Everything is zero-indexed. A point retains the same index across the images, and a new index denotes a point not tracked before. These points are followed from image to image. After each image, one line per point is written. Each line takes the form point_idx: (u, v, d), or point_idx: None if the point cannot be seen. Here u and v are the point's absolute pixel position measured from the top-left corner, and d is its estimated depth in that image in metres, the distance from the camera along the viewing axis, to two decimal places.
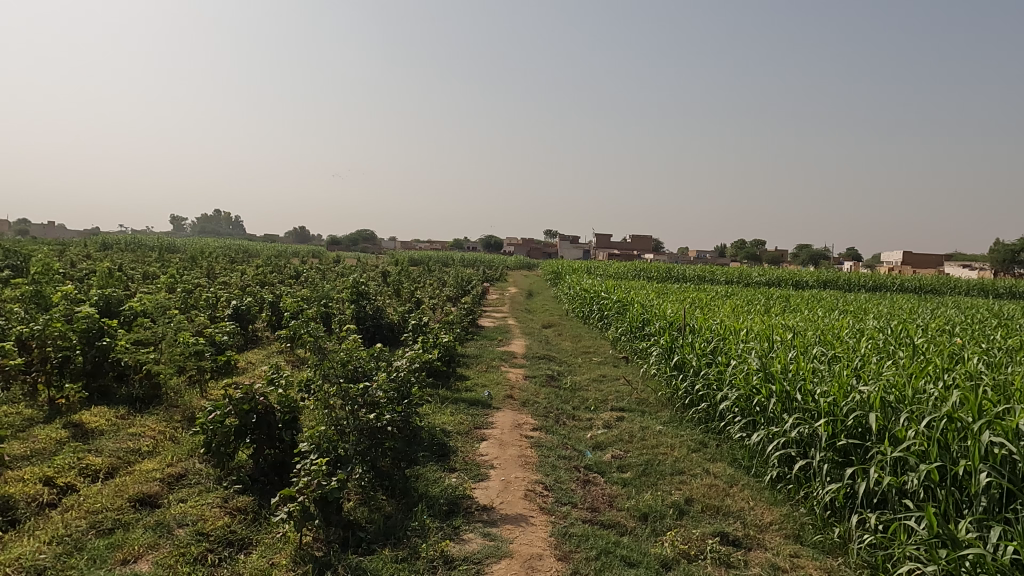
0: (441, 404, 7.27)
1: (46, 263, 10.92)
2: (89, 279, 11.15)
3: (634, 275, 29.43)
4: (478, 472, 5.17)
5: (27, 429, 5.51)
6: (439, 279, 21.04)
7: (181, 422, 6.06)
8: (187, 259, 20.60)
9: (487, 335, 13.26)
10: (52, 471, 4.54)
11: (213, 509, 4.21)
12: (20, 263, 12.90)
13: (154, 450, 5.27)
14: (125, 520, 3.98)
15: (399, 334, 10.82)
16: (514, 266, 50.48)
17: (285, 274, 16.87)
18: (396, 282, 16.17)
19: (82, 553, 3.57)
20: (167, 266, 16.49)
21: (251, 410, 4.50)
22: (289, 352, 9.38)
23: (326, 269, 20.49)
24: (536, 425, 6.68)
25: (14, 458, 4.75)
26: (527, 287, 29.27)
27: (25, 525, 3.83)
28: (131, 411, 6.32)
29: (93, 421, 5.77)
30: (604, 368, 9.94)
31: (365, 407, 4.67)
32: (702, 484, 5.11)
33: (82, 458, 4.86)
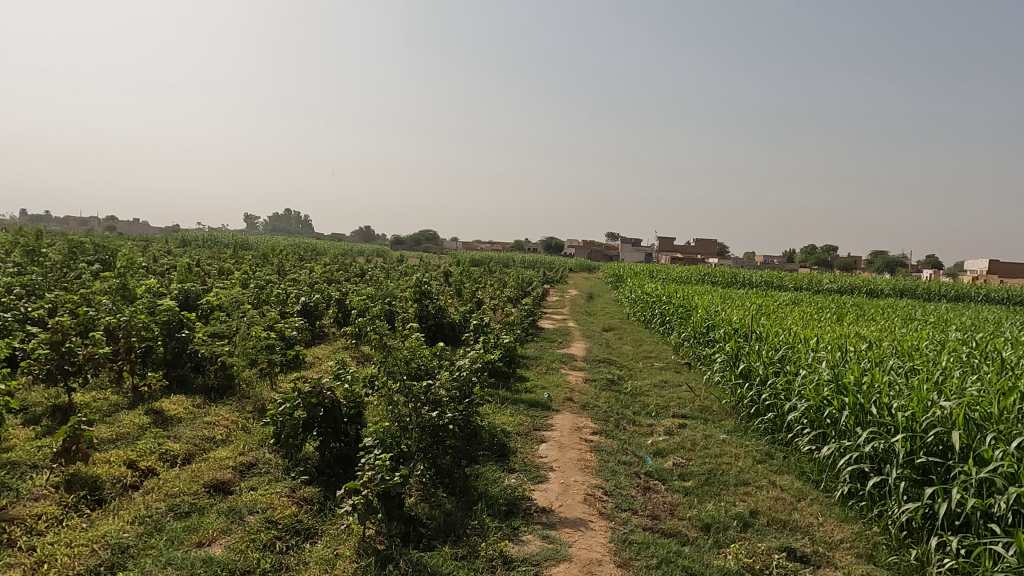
0: (501, 405, 7.31)
1: (132, 258, 11.55)
2: (169, 274, 11.73)
3: (697, 280, 28.82)
4: (538, 474, 5.16)
5: (113, 414, 5.86)
6: (499, 280, 21.17)
7: (252, 413, 6.29)
8: (260, 256, 21.45)
9: (547, 337, 13.26)
10: (135, 455, 4.81)
11: (282, 498, 4.36)
12: (109, 258, 13.70)
13: (227, 439, 5.49)
14: (201, 504, 4.17)
15: (460, 333, 10.95)
16: (575, 269, 50.46)
17: (350, 272, 17.32)
18: (458, 281, 16.34)
19: (161, 534, 3.76)
20: (242, 263, 17.19)
21: (318, 404, 4.63)
22: (354, 349, 9.62)
23: (391, 268, 20.91)
24: (596, 429, 6.63)
25: (102, 441, 5.05)
26: (587, 290, 29.15)
27: (110, 505, 4.07)
28: (206, 400, 6.61)
29: (172, 409, 6.07)
30: (666, 373, 9.77)
31: (428, 405, 4.73)
32: (768, 496, 4.95)
33: (162, 443, 5.12)
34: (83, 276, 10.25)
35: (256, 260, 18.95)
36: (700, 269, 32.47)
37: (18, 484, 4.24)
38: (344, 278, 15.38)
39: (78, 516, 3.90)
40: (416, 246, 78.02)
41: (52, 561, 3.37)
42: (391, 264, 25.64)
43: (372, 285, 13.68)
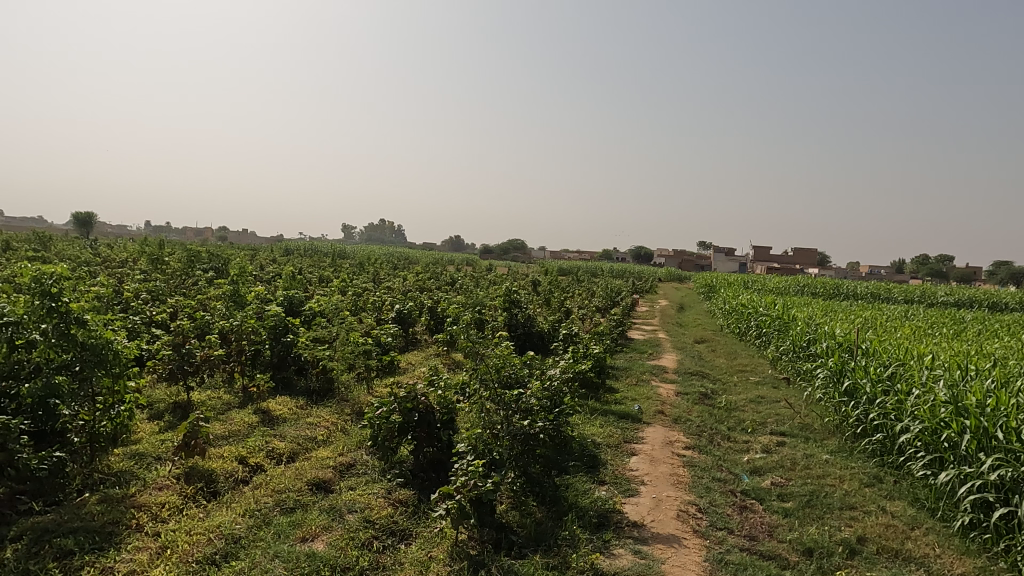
0: (591, 415, 7.26)
1: (242, 266, 12.32)
2: (275, 281, 12.45)
3: (796, 291, 27.54)
4: (629, 487, 5.08)
5: (226, 412, 6.28)
6: (588, 289, 21.05)
7: (351, 415, 6.55)
8: (357, 264, 22.40)
9: (637, 347, 13.05)
10: (246, 452, 5.13)
11: (379, 499, 4.51)
12: (222, 266, 14.70)
13: (328, 440, 5.74)
14: (304, 501, 4.38)
15: (549, 342, 10.97)
16: (665, 279, 49.46)
17: (441, 281, 17.75)
18: (547, 291, 16.40)
19: (269, 527, 3.98)
20: (341, 271, 18.00)
21: (413, 409, 4.80)
22: (445, 355, 9.83)
23: (481, 277, 21.27)
24: (688, 444, 6.45)
25: (217, 438, 5.43)
26: (678, 300, 28.53)
27: (224, 497, 4.36)
28: (309, 402, 6.94)
29: (278, 409, 6.42)
30: (762, 388, 9.38)
31: (519, 413, 4.74)
32: (877, 523, 4.65)
33: (270, 442, 5.43)
34: (200, 283, 11.05)
35: (353, 268, 19.80)
36: (799, 280, 31.03)
37: (144, 474, 4.63)
38: (436, 286, 15.77)
39: (196, 506, 4.20)
40: (504, 255, 79.07)
41: (173, 547, 3.65)
42: (482, 273, 26.07)
43: (462, 293, 13.96)
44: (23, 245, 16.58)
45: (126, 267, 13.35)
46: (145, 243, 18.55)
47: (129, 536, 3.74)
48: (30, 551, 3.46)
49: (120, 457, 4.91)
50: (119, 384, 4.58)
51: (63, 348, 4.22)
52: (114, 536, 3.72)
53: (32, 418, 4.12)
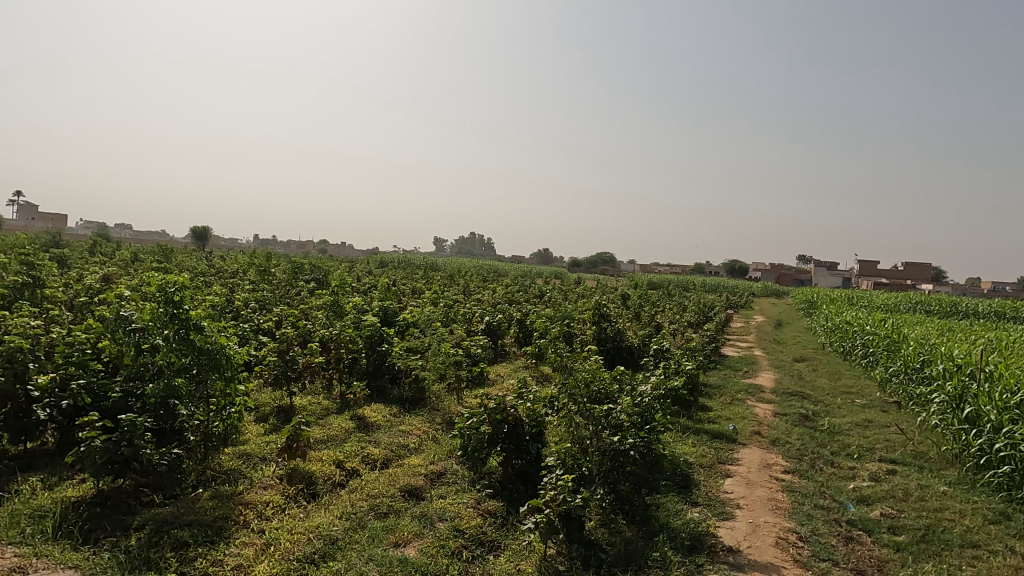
0: (683, 434, 7.06)
1: (342, 277, 12.89)
2: (371, 292, 12.94)
3: (908, 308, 25.74)
4: (724, 511, 4.88)
5: (325, 417, 6.57)
6: (680, 304, 20.54)
7: (442, 424, 6.68)
8: (449, 277, 22.91)
9: (732, 365, 12.58)
10: (343, 456, 5.35)
11: (468, 509, 4.56)
12: (323, 277, 15.43)
13: (419, 448, 5.88)
14: (397, 507, 4.50)
15: (639, 357, 10.78)
16: (761, 294, 47.56)
17: (530, 294, 17.85)
18: (637, 304, 16.14)
19: (364, 531, 4.11)
20: (433, 283, 18.48)
21: (502, 420, 4.85)
22: (533, 368, 9.85)
23: (570, 290, 21.23)
24: (788, 468, 6.15)
25: (316, 441, 5.69)
26: (776, 316, 27.34)
27: (322, 499, 4.55)
28: (402, 410, 7.14)
29: (373, 416, 6.64)
30: (870, 412, 8.80)
31: (609, 429, 4.67)
32: (1004, 564, 4.24)
33: (365, 447, 5.63)
34: (302, 293, 11.65)
35: (444, 281, 20.30)
36: (911, 297, 28.97)
37: (251, 473, 4.91)
38: (524, 299, 15.88)
39: (296, 506, 4.41)
40: (593, 268, 78.59)
41: (276, 544, 3.84)
42: (570, 286, 26.04)
43: (551, 306, 13.98)
44: (149, 257, 18.08)
45: (237, 277, 14.29)
46: (254, 255, 19.75)
47: (236, 531, 3.96)
48: (151, 540, 3.75)
49: (229, 456, 5.24)
50: (230, 387, 4.89)
51: (182, 352, 4.56)
52: (224, 531, 3.96)
53: (155, 416, 4.47)
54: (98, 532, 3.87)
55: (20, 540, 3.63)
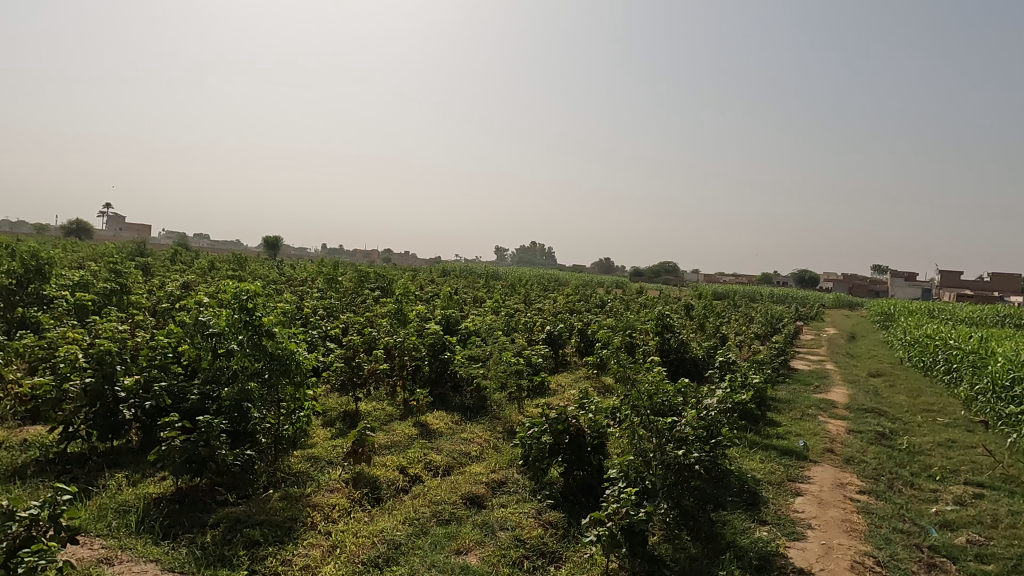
0: (750, 449, 6.84)
1: (405, 286, 13.14)
2: (434, 301, 13.13)
3: (995, 322, 24.22)
4: (794, 530, 4.70)
5: (389, 423, 6.69)
6: (746, 315, 19.96)
7: (503, 433, 6.69)
8: (510, 286, 23.01)
9: (802, 379, 12.13)
10: (406, 462, 5.43)
11: (529, 519, 4.55)
12: (388, 285, 15.77)
13: (481, 456, 5.91)
14: (459, 514, 4.53)
15: (704, 369, 10.53)
16: (833, 306, 45.72)
17: (591, 303, 17.73)
18: (701, 315, 15.80)
19: (426, 536, 4.16)
20: (494, 292, 18.62)
21: (564, 430, 4.82)
22: (595, 379, 9.76)
23: (631, 300, 20.97)
24: (863, 488, 5.86)
25: (381, 447, 5.81)
26: (849, 328, 26.21)
27: (386, 504, 4.64)
28: (463, 418, 7.20)
29: (435, 423, 6.73)
30: (954, 431, 8.31)
31: (673, 442, 4.57)
32: None
33: (428, 454, 5.70)
34: (368, 301, 11.94)
35: (506, 289, 20.40)
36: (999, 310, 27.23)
37: (318, 476, 5.04)
38: (585, 308, 15.78)
39: (361, 510, 4.50)
40: (655, 278, 77.38)
41: (342, 547, 3.93)
42: (632, 296, 25.72)
43: (612, 316, 13.84)
44: (225, 266, 18.95)
45: (306, 285, 14.77)
46: (322, 264, 20.39)
47: (304, 532, 4.08)
48: (224, 538, 3.90)
49: (298, 459, 5.40)
50: (300, 392, 5.05)
51: (256, 357, 4.74)
52: (293, 531, 4.08)
53: (229, 419, 4.66)
54: (176, 528, 4.05)
55: (107, 533, 3.85)
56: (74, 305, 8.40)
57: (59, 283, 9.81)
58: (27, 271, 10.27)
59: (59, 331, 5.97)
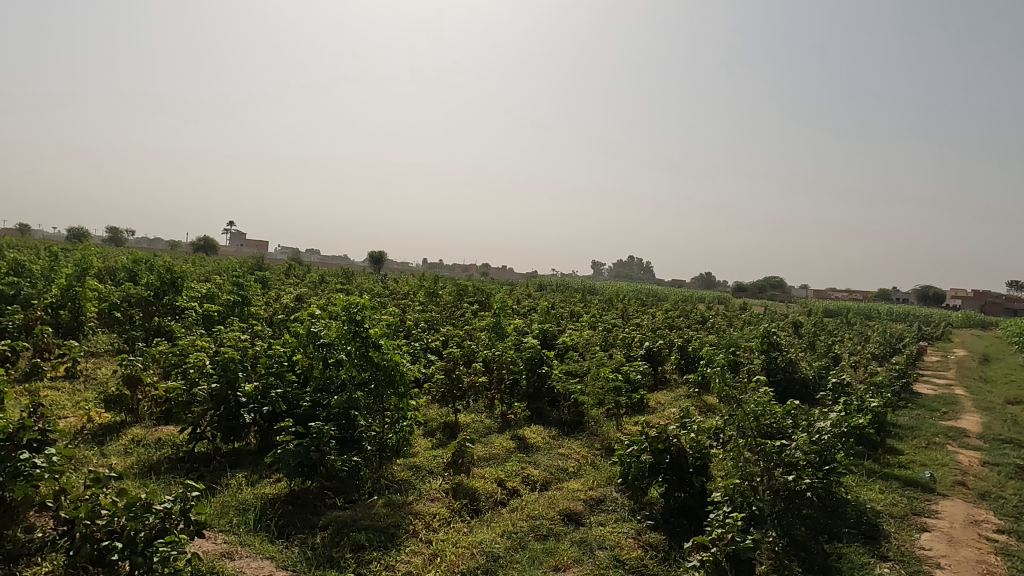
0: (868, 478, 6.39)
1: (503, 300, 13.32)
2: (531, 315, 13.22)
3: None
4: (920, 569, 4.33)
5: (487, 435, 6.79)
6: (862, 333, 18.70)
7: (601, 450, 6.61)
8: (607, 300, 22.76)
9: (927, 404, 11.19)
10: (504, 475, 5.48)
11: (628, 539, 4.46)
12: (485, 299, 16.02)
13: (578, 472, 5.86)
14: (556, 530, 4.50)
15: (814, 391, 9.95)
16: (962, 325, 41.99)
17: (691, 319, 17.22)
18: (811, 333, 14.96)
19: (524, 551, 4.16)
20: (591, 307, 18.48)
21: (664, 450, 4.73)
22: (696, 397, 9.45)
23: (735, 316, 20.20)
24: (1002, 527, 5.32)
25: (480, 459, 5.90)
26: (982, 351, 23.94)
27: (485, 516, 4.69)
28: (561, 433, 7.17)
29: (533, 437, 6.75)
30: None
31: (782, 467, 4.35)
32: None
33: (526, 468, 5.72)
34: (466, 314, 12.19)
35: (603, 304, 20.18)
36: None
37: (420, 485, 5.18)
38: (685, 324, 15.35)
39: (461, 520, 4.58)
40: (759, 294, 74.15)
41: (442, 556, 4.00)
42: (736, 312, 24.75)
43: (714, 333, 13.38)
44: (334, 279, 19.94)
45: (408, 299, 15.28)
46: (423, 278, 21.05)
47: (406, 539, 4.19)
48: (333, 540, 4.08)
49: (401, 467, 5.57)
50: (403, 402, 5.21)
51: (363, 367, 4.95)
52: (395, 538, 4.20)
53: (338, 425, 4.89)
54: (289, 528, 4.28)
55: (229, 529, 4.12)
56: (202, 316, 9.11)
57: (189, 295, 10.69)
58: (162, 284, 11.25)
59: (190, 340, 6.50)
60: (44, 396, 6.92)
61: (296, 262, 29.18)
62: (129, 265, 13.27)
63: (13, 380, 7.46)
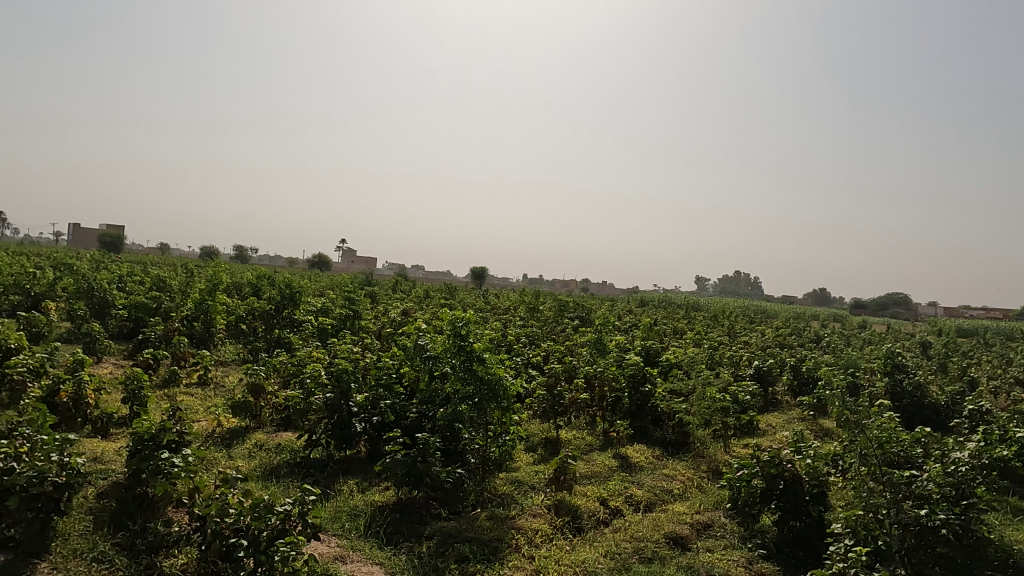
0: (1014, 517, 5.76)
1: (604, 316, 13.20)
2: (633, 332, 13.01)
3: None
4: None
5: (589, 453, 6.73)
6: (1004, 356, 16.96)
7: (708, 472, 6.36)
8: (712, 317, 22.01)
9: None
10: (607, 494, 5.40)
11: (739, 567, 4.26)
12: (586, 314, 15.93)
13: (684, 494, 5.67)
14: (661, 554, 4.37)
15: (947, 418, 9.13)
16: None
17: (804, 338, 16.31)
18: (943, 356, 13.75)
19: (628, 573, 4.07)
20: (696, 323, 17.94)
21: (778, 476, 4.47)
22: (811, 421, 8.92)
23: (853, 335, 18.93)
24: None
25: (581, 476, 5.86)
26: None
27: (587, 534, 4.64)
28: (665, 453, 6.99)
29: (635, 456, 6.61)
30: None
31: (913, 500, 4.02)
32: None
33: (629, 488, 5.61)
34: (567, 330, 12.18)
35: (708, 321, 19.53)
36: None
37: (522, 500, 5.20)
38: (798, 343, 14.55)
39: (563, 537, 4.55)
40: (881, 311, 69.13)
41: (544, 572, 3.99)
42: (855, 331, 23.19)
43: (831, 353, 12.60)
44: (438, 295, 20.51)
45: (510, 314, 15.46)
46: (523, 293, 21.23)
47: (509, 553, 4.22)
48: (438, 550, 4.17)
49: (504, 481, 5.63)
50: (506, 417, 5.26)
51: (467, 381, 5.04)
52: (498, 551, 4.23)
53: (443, 437, 5.03)
54: (397, 535, 4.41)
55: (341, 533, 4.31)
56: (317, 329, 9.65)
57: (306, 309, 11.35)
58: (282, 298, 12.02)
59: (307, 351, 6.90)
60: (181, 400, 7.55)
61: (402, 278, 30.30)
62: (253, 280, 14.28)
63: (155, 385, 8.21)
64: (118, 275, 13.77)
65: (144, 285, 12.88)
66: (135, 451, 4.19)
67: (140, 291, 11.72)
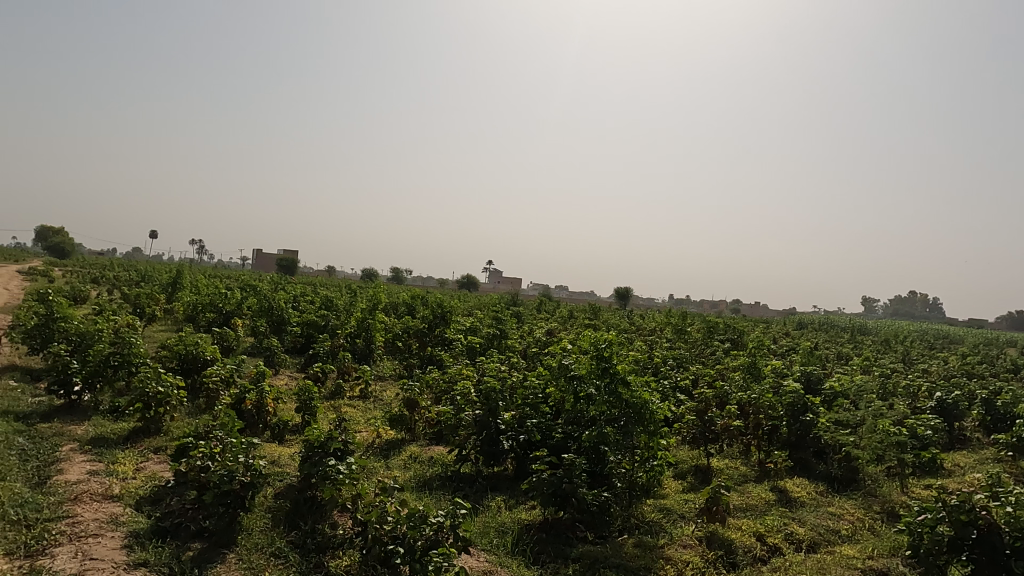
0: None
1: (759, 339, 12.49)
2: (791, 357, 12.18)
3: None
4: None
5: (743, 484, 6.37)
6: None
7: (881, 514, 5.76)
8: (885, 342, 20.03)
9: None
10: (764, 529, 5.06)
11: None
12: (739, 336, 15.15)
13: (853, 536, 5.18)
14: None
15: None
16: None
17: (1000, 367, 14.34)
18: None
19: None
20: (865, 348, 16.42)
21: (970, 523, 3.94)
22: (1009, 463, 7.80)
23: None
24: None
25: (735, 508, 5.55)
26: None
27: (742, 571, 4.38)
28: (830, 489, 6.44)
29: (795, 491, 6.16)
30: None
31: None
32: None
33: (788, 524, 5.22)
34: (718, 353, 11.67)
35: (879, 346, 17.80)
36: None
37: (671, 529, 5.02)
38: (992, 373, 12.83)
39: (716, 572, 4.33)
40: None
41: None
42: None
43: None
44: (583, 315, 20.52)
45: (657, 335, 15.09)
46: (671, 314, 20.66)
47: None
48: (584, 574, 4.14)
49: (652, 508, 5.48)
50: (653, 441, 5.07)
51: (612, 403, 4.95)
52: None
53: (589, 459, 4.99)
54: (544, 555, 4.44)
55: (490, 548, 4.41)
56: (467, 348, 10.02)
57: (456, 328, 11.83)
58: (434, 317, 12.63)
59: (458, 369, 7.18)
60: (345, 412, 8.16)
61: (548, 298, 30.68)
62: (408, 300, 15.17)
63: (323, 396, 8.94)
64: (294, 295, 15.22)
65: (315, 304, 14.12)
66: (307, 457, 4.58)
67: (311, 310, 12.87)
